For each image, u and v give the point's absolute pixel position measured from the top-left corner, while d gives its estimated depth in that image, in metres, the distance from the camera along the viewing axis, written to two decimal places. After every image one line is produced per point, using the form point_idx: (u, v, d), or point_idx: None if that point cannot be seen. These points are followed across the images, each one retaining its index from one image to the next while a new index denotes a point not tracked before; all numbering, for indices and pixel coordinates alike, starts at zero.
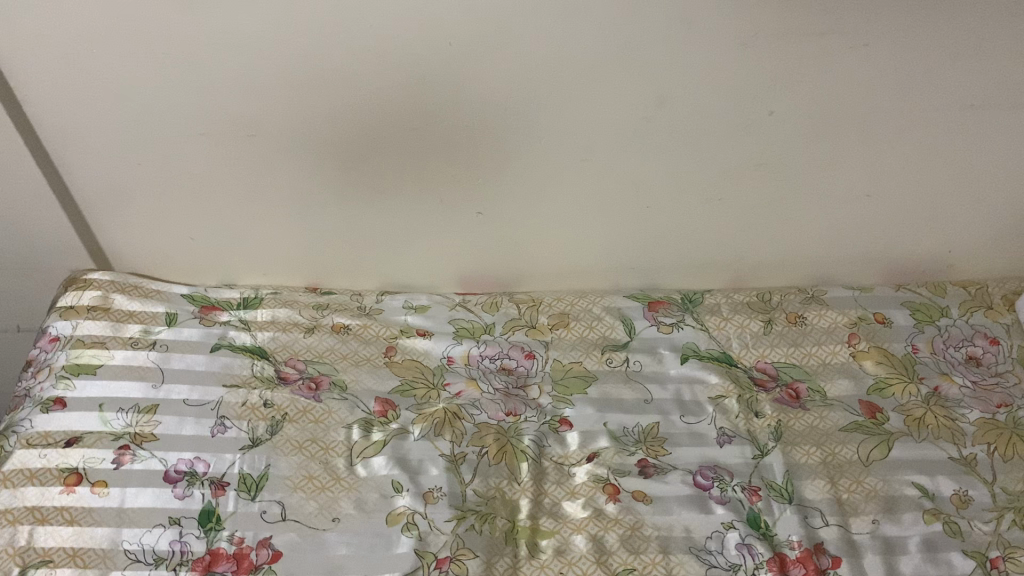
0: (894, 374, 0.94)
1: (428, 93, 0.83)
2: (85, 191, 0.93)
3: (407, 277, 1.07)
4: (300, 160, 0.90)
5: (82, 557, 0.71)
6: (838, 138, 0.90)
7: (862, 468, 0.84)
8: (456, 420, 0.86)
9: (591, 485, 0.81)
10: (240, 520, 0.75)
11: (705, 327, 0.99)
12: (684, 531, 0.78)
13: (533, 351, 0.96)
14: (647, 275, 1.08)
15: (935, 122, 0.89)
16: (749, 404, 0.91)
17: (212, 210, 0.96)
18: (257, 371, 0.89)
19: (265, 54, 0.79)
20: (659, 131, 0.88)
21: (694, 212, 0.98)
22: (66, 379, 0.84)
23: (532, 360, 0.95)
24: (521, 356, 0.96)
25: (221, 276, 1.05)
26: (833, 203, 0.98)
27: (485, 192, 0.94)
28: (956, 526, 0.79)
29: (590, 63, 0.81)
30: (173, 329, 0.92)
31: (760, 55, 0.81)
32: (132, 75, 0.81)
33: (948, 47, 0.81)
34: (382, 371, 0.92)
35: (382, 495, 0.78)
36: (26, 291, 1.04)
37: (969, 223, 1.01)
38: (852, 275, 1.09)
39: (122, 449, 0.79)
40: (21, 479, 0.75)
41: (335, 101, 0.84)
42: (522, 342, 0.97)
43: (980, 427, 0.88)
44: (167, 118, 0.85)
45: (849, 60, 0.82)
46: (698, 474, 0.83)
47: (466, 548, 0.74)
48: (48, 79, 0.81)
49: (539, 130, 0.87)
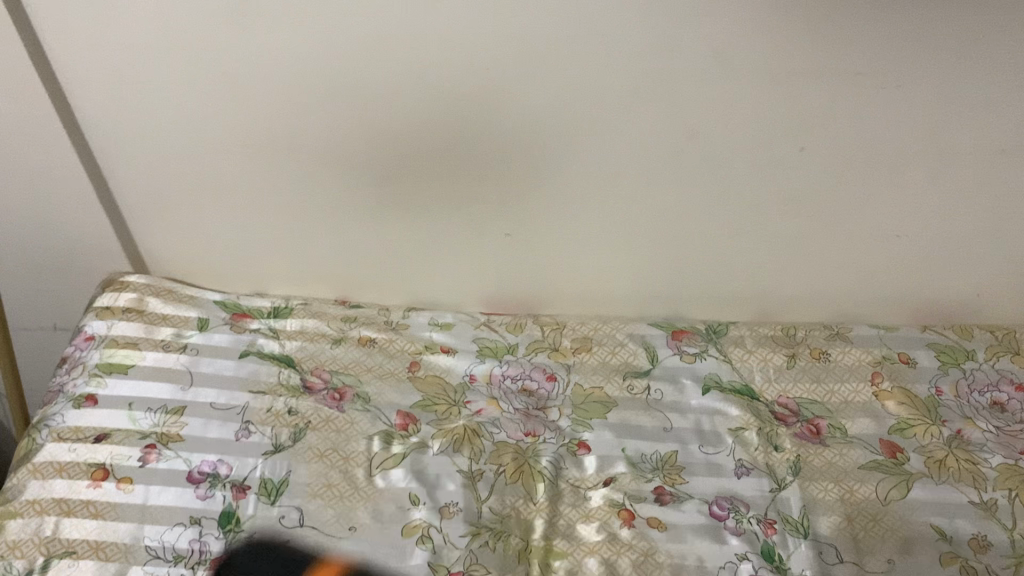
0: (916, 416, 0.93)
1: (463, 114, 0.85)
2: (127, 195, 0.96)
3: (435, 295, 1.07)
4: (337, 175, 0.92)
5: (104, 550, 0.72)
6: (868, 176, 0.91)
7: (880, 507, 0.84)
8: (475, 437, 0.87)
9: (607, 510, 0.81)
10: (259, 524, 0.75)
11: (728, 358, 1.00)
12: (697, 561, 0.77)
13: (590, 445, 0.88)
14: (673, 306, 1.08)
15: (965, 164, 0.89)
16: (769, 438, 0.90)
17: (247, 221, 0.98)
18: (283, 378, 0.91)
19: (309, 70, 0.82)
20: (690, 162, 0.89)
21: (721, 246, 0.99)
22: (98, 377, 0.87)
23: (586, 451, 0.88)
24: (578, 448, 0.88)
25: (252, 286, 1.07)
26: (860, 242, 0.98)
27: (513, 214, 0.96)
28: (972, 570, 0.78)
29: (625, 93, 0.83)
30: (204, 334, 0.94)
31: (793, 91, 0.82)
32: (178, 86, 0.83)
33: (980, 95, 0.82)
34: (405, 386, 0.93)
35: (398, 507, 0.78)
36: (65, 293, 1.07)
37: (999, 268, 1.01)
38: (878, 316, 1.09)
39: (148, 448, 0.80)
40: (50, 471, 0.77)
41: (371, 119, 0.86)
42: (589, 438, 0.89)
43: (1002, 473, 0.87)
44: (210, 131, 0.88)
45: (881, 100, 0.83)
46: (714, 504, 0.82)
47: (478, 564, 0.73)
48: (99, 86, 0.84)
49: (570, 157, 0.89)
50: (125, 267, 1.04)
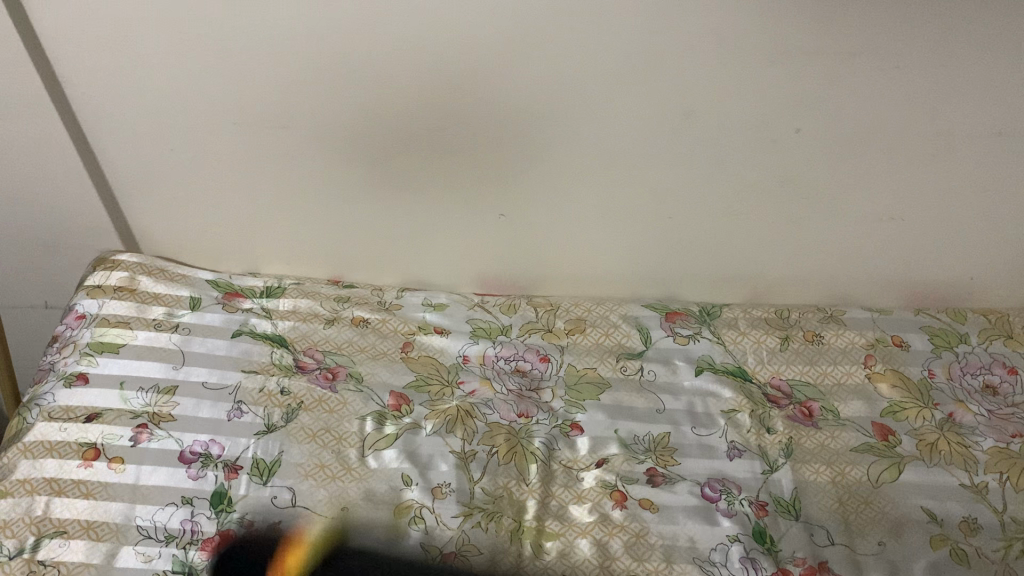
0: (909, 399, 0.94)
1: (458, 93, 0.84)
2: (118, 173, 0.95)
3: (429, 275, 1.07)
4: (330, 154, 0.91)
5: (95, 530, 0.71)
6: (864, 158, 0.90)
7: (871, 490, 0.84)
8: (468, 418, 0.87)
9: (599, 491, 0.81)
10: (250, 504, 0.75)
11: (721, 340, 1.00)
12: (688, 542, 0.77)
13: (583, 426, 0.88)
14: (667, 287, 1.08)
15: (962, 147, 0.89)
16: (762, 420, 0.90)
17: (240, 200, 0.97)
18: (275, 358, 0.91)
19: (301, 47, 0.81)
20: (685, 143, 0.89)
21: (716, 228, 0.99)
22: (90, 356, 0.86)
23: (579, 433, 0.88)
24: (572, 430, 0.88)
25: (245, 265, 1.07)
26: (855, 225, 0.98)
27: (507, 195, 0.95)
28: (962, 552, 0.78)
29: (621, 72, 0.82)
30: (196, 313, 0.94)
31: (790, 72, 0.82)
32: (169, 62, 0.82)
33: (978, 77, 0.82)
34: (398, 366, 0.93)
35: (391, 487, 0.78)
36: (56, 271, 1.06)
37: (994, 251, 1.01)
38: (872, 298, 1.09)
39: (140, 427, 0.80)
40: (41, 450, 0.77)
41: (365, 97, 0.85)
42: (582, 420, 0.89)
43: (993, 456, 0.88)
44: (200, 107, 0.87)
45: (878, 82, 0.83)
46: (706, 486, 0.82)
47: (471, 545, 0.74)
48: (88, 62, 0.83)
49: (565, 137, 0.88)
50: (116, 245, 1.03)
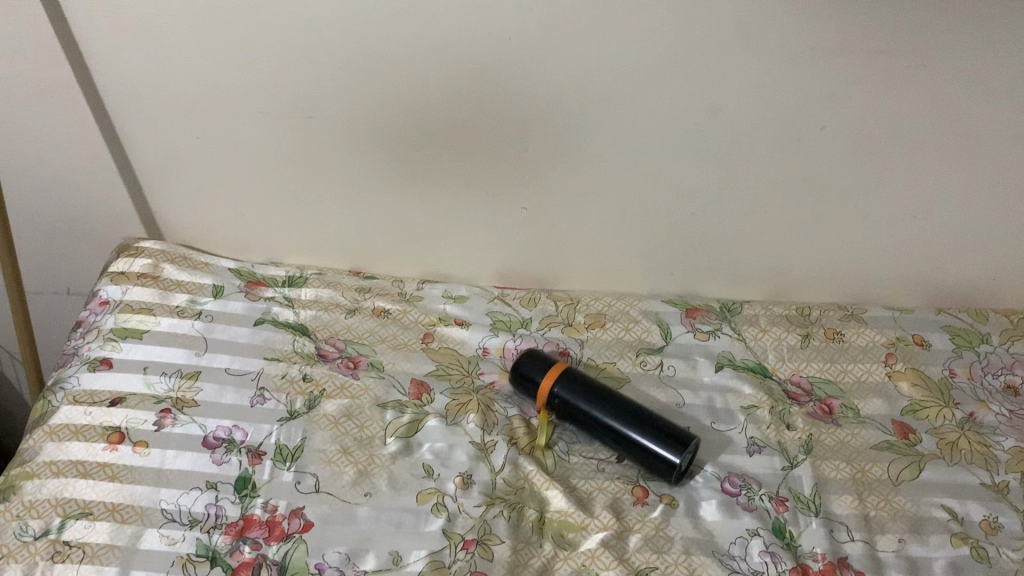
0: (929, 398, 0.94)
1: (483, 86, 0.84)
2: (142, 162, 0.95)
3: (450, 268, 1.07)
4: (354, 145, 0.91)
5: (121, 512, 0.72)
6: (889, 156, 0.90)
7: (891, 487, 0.84)
8: (489, 410, 0.87)
9: (620, 486, 0.82)
10: (274, 489, 0.75)
11: (741, 336, 1.00)
12: (708, 535, 0.77)
13: None
14: (687, 283, 1.08)
15: (988, 146, 0.89)
16: (781, 416, 0.90)
17: (263, 190, 0.98)
18: (297, 347, 0.91)
19: (328, 37, 0.81)
20: (710, 138, 0.89)
21: (739, 225, 0.99)
22: (113, 342, 0.87)
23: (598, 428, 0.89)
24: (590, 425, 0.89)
25: (267, 255, 1.07)
26: (878, 224, 0.98)
27: (530, 188, 0.95)
28: (983, 551, 0.78)
29: (648, 65, 0.82)
30: (219, 301, 0.94)
31: (817, 68, 0.81)
32: (196, 50, 0.83)
33: (1006, 75, 0.82)
34: (419, 356, 0.93)
35: (413, 475, 0.79)
36: (79, 257, 1.07)
37: (1017, 251, 1.01)
38: (892, 297, 1.09)
39: (163, 412, 0.80)
40: (66, 433, 0.77)
41: (391, 88, 0.85)
42: None
43: (1013, 456, 0.87)
44: (225, 95, 0.87)
45: (905, 79, 0.82)
46: (726, 481, 0.82)
47: (493, 534, 0.74)
48: (116, 49, 0.83)
49: (590, 131, 0.88)
50: (140, 232, 1.03)
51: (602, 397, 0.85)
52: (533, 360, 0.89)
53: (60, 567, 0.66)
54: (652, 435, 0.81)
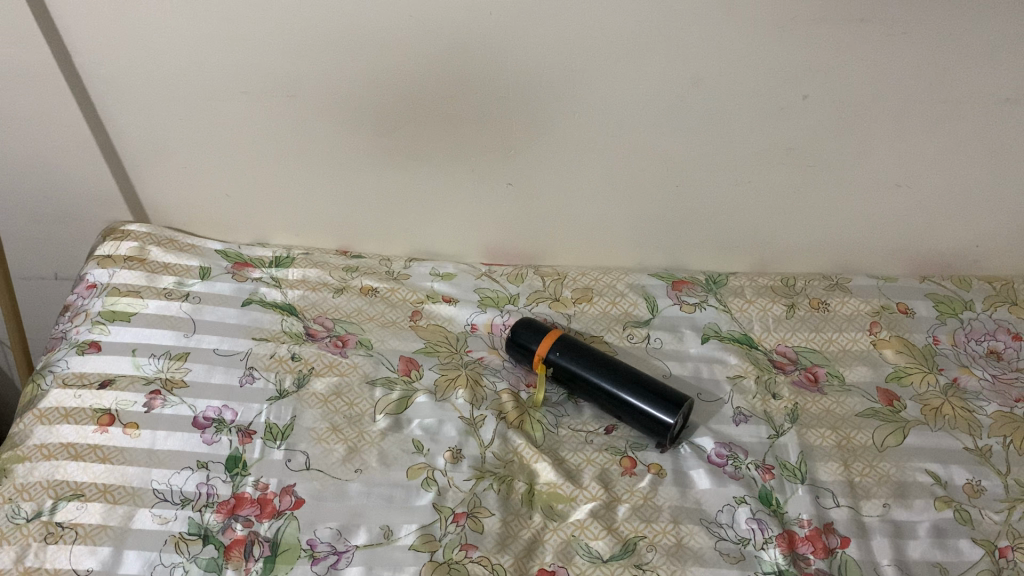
0: (913, 364, 0.95)
1: (466, 61, 0.84)
2: (125, 145, 0.95)
3: (437, 245, 1.08)
4: (338, 123, 0.91)
5: (112, 493, 0.72)
6: (871, 126, 0.90)
7: (876, 454, 0.85)
8: (477, 386, 0.88)
9: (609, 457, 0.83)
10: (265, 467, 0.76)
11: (727, 308, 1.00)
12: (696, 504, 0.78)
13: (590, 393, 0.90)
14: (673, 256, 1.09)
15: (969, 114, 0.89)
16: (767, 386, 0.91)
17: (248, 170, 0.97)
18: (286, 327, 0.91)
19: (309, 14, 0.80)
20: (693, 110, 0.89)
21: (724, 196, 0.99)
22: (101, 325, 0.87)
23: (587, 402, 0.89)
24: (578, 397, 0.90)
25: (253, 236, 1.07)
26: (862, 193, 0.98)
27: (516, 164, 0.95)
28: (966, 514, 0.79)
29: (629, 38, 0.82)
30: (206, 283, 0.94)
31: (798, 39, 0.82)
32: (176, 31, 0.82)
33: (987, 42, 0.82)
34: (407, 333, 0.94)
35: (403, 451, 0.80)
36: (65, 242, 1.07)
37: (1000, 218, 1.02)
38: (878, 266, 1.09)
39: (153, 394, 0.81)
40: (56, 416, 0.77)
41: (373, 66, 0.85)
42: None
43: (997, 420, 0.89)
44: (207, 76, 0.87)
45: (886, 48, 0.83)
46: (713, 451, 0.83)
47: (482, 506, 0.75)
48: (95, 31, 0.82)
49: (572, 104, 0.88)
50: (126, 215, 1.03)
51: (598, 362, 0.87)
52: (529, 327, 0.91)
53: (53, 548, 0.67)
54: (642, 396, 0.83)
